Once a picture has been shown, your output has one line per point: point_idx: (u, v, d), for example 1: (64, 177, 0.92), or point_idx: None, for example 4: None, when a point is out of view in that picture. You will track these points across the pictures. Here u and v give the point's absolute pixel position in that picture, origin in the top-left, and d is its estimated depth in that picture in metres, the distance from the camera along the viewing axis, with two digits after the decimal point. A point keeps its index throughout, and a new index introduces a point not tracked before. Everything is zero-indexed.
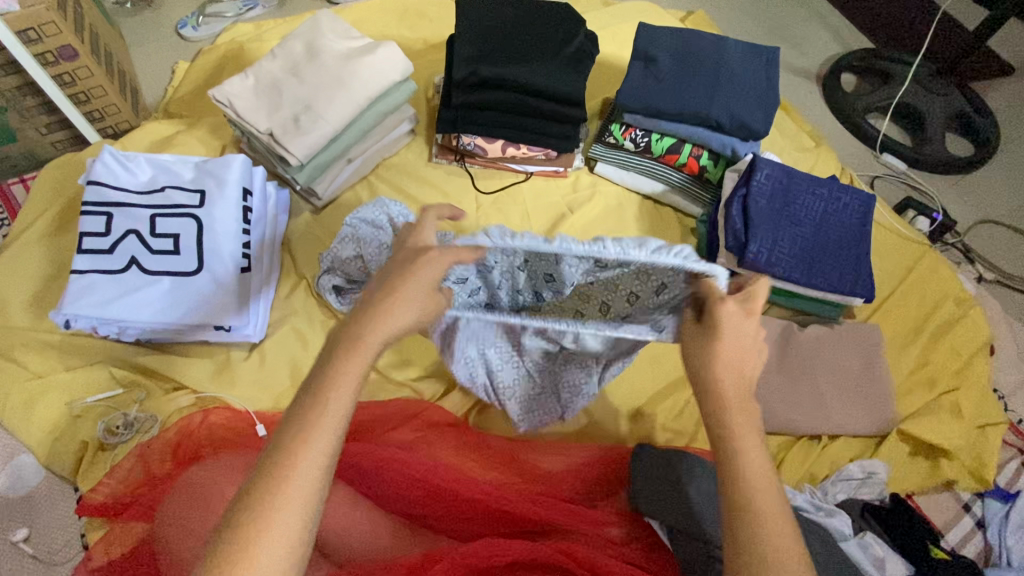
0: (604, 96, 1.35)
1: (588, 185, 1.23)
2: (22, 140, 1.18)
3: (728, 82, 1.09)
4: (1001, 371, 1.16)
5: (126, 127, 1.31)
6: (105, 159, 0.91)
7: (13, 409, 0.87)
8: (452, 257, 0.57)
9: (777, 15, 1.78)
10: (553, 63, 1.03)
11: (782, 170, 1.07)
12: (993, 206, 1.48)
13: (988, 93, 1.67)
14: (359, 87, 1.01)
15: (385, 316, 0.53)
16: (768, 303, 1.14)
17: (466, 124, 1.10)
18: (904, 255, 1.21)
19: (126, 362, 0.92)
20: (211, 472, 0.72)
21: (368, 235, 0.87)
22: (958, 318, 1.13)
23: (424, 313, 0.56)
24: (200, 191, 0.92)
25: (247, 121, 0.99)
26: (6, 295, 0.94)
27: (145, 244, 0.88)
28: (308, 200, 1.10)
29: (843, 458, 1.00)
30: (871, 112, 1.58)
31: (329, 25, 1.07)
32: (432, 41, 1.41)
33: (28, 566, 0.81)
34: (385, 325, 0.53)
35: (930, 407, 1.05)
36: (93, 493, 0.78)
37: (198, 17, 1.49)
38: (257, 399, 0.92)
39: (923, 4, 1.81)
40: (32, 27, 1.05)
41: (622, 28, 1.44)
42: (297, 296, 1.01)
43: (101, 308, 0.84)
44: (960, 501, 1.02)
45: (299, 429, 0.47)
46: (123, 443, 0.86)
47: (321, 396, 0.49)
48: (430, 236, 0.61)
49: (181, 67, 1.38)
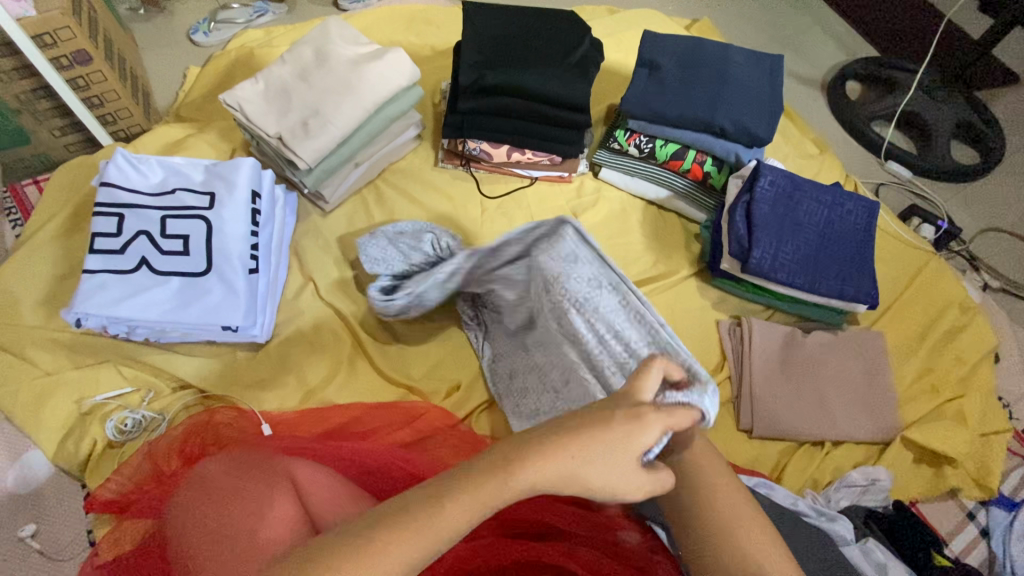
0: (609, 103, 1.36)
1: (592, 191, 1.24)
2: (36, 143, 1.20)
3: (732, 88, 1.10)
4: (1006, 380, 1.15)
5: (138, 130, 1.33)
6: (117, 161, 0.93)
7: (23, 407, 0.89)
8: (663, 429, 0.54)
9: (782, 23, 1.79)
10: (558, 69, 1.04)
11: (786, 176, 1.07)
12: (998, 214, 1.48)
13: (993, 101, 1.68)
14: (367, 92, 1.03)
15: (571, 460, 0.51)
16: (769, 310, 1.15)
17: (472, 129, 1.11)
18: (908, 262, 1.21)
19: (135, 361, 0.94)
20: (219, 470, 0.73)
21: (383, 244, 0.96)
22: (963, 326, 1.13)
23: (616, 478, 0.53)
24: (210, 193, 0.94)
25: (257, 125, 1.01)
26: (19, 294, 0.96)
27: (156, 244, 0.90)
28: (315, 203, 1.12)
29: (845, 464, 1.00)
30: (875, 119, 1.59)
31: (338, 31, 1.09)
32: (439, 48, 1.43)
33: (35, 561, 0.82)
34: (564, 468, 0.51)
35: (934, 415, 1.05)
36: (102, 489, 0.79)
37: (210, 23, 1.51)
38: (263, 399, 0.93)
39: (927, 13, 1.82)
40: (48, 32, 1.07)
41: (627, 35, 1.46)
42: (304, 299, 1.03)
43: (111, 307, 0.86)
44: (964, 509, 1.01)
45: (406, 525, 0.50)
46: (131, 441, 0.87)
47: (442, 501, 0.51)
48: (650, 389, 0.56)
49: (192, 72, 1.40)
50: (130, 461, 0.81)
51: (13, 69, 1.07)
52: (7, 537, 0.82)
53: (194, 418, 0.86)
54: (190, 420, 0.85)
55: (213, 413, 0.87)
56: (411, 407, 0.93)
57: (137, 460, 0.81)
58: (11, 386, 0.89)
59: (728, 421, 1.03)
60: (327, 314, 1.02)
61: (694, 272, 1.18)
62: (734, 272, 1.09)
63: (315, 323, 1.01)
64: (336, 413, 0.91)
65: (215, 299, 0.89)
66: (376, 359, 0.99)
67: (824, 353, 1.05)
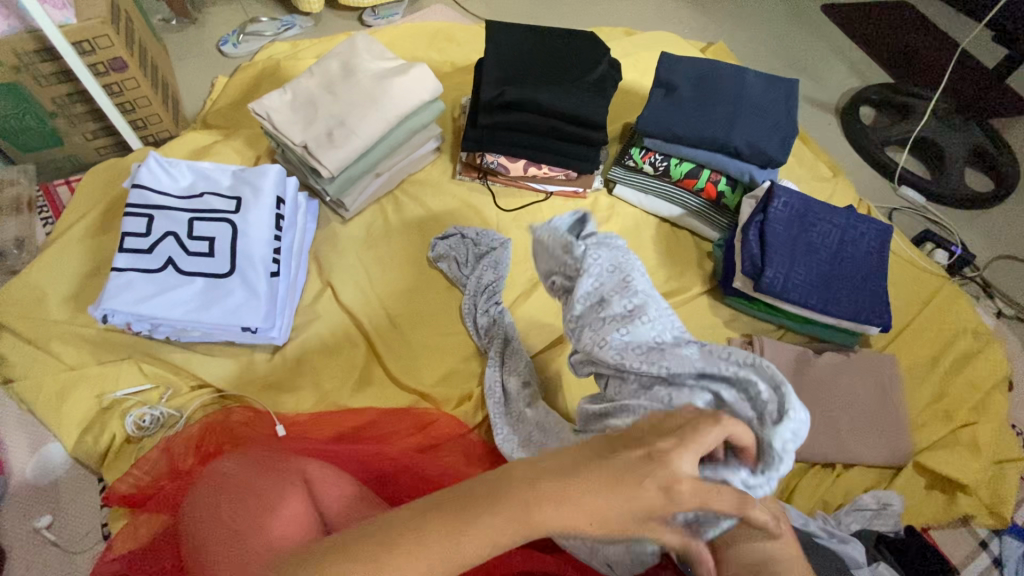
0: (625, 121, 1.39)
1: (607, 207, 1.26)
2: (68, 144, 1.24)
3: (747, 110, 1.12)
4: (1021, 408, 1.14)
5: (166, 136, 1.37)
6: (149, 163, 0.96)
7: (46, 399, 0.91)
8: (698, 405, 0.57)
9: (796, 48, 1.82)
10: (577, 87, 1.07)
11: (800, 198, 1.09)
12: (1012, 241, 1.47)
13: (1007, 129, 1.69)
14: (391, 104, 1.06)
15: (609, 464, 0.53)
16: (782, 329, 1.16)
17: (491, 144, 1.14)
18: (921, 286, 1.21)
19: (156, 359, 0.96)
20: (236, 467, 0.74)
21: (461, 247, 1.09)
22: (976, 352, 1.12)
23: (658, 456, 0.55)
24: (236, 197, 0.96)
25: (284, 134, 1.04)
26: (46, 289, 0.98)
27: (182, 245, 0.92)
28: (336, 211, 1.14)
29: (857, 487, 1.00)
30: (888, 145, 1.59)
31: (365, 46, 1.13)
32: (460, 64, 1.47)
33: (48, 553, 0.82)
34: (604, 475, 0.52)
35: (947, 440, 1.04)
36: (121, 480, 0.82)
37: (239, 35, 1.56)
38: (278, 401, 0.95)
39: (940, 43, 1.85)
40: (86, 39, 1.12)
41: (644, 56, 1.49)
42: (321, 304, 1.05)
43: (136, 305, 0.88)
44: (977, 538, 1.00)
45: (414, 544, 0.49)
46: (148, 437, 0.89)
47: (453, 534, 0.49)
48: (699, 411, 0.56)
49: (221, 81, 1.45)
50: (149, 456, 0.83)
51: (51, 73, 1.12)
52: (21, 527, 0.83)
53: (212, 416, 0.88)
54: (207, 419, 0.86)
55: (230, 411, 0.89)
56: (423, 413, 0.94)
57: (155, 456, 0.82)
58: (35, 378, 0.92)
59: None
60: (344, 319, 1.04)
61: (706, 290, 1.19)
62: (746, 291, 1.10)
63: (330, 327, 1.03)
64: (349, 416, 0.92)
65: (236, 300, 0.91)
66: (389, 365, 1.00)
67: (834, 375, 1.05)
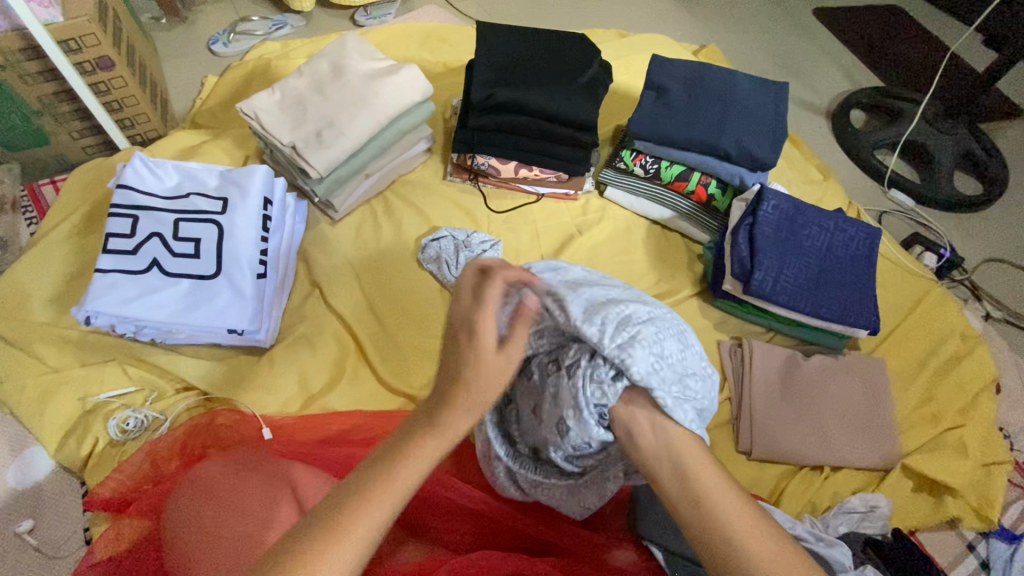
0: (616, 123, 1.39)
1: (598, 209, 1.26)
2: (54, 144, 1.23)
3: (737, 113, 1.12)
4: (1009, 411, 1.15)
5: (154, 135, 1.36)
6: (134, 163, 0.95)
7: (29, 402, 0.90)
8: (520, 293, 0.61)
9: (788, 51, 1.83)
10: (567, 89, 1.07)
11: (789, 201, 1.09)
12: (1000, 244, 1.48)
13: (996, 133, 1.70)
14: (380, 105, 1.05)
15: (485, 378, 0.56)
16: (772, 332, 1.16)
17: (481, 145, 1.13)
18: (910, 289, 1.22)
19: (141, 361, 0.95)
20: (220, 471, 0.73)
21: (450, 248, 1.09)
22: (963, 355, 1.13)
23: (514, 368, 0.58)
24: (223, 198, 0.96)
25: (272, 134, 1.03)
26: (30, 290, 0.97)
27: (167, 246, 0.91)
28: (325, 212, 1.13)
29: (845, 490, 1.00)
30: (879, 148, 1.61)
31: (354, 46, 1.12)
32: (451, 65, 1.46)
33: (30, 558, 0.81)
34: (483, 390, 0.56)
35: (935, 443, 1.04)
36: (102, 487, 0.79)
37: (229, 34, 1.55)
38: (264, 403, 0.94)
39: (930, 47, 1.86)
40: (72, 38, 1.11)
41: (636, 59, 1.49)
42: (309, 306, 1.05)
43: (120, 306, 0.87)
44: (964, 540, 1.00)
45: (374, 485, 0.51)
46: (132, 440, 0.88)
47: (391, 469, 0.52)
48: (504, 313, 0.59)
49: (210, 80, 1.43)
50: (132, 462, 0.81)
51: (37, 72, 1.11)
52: (3, 532, 0.82)
53: (199, 418, 0.86)
54: (192, 421, 0.85)
55: (216, 413, 0.88)
56: None
57: (139, 460, 0.81)
58: (17, 381, 0.90)
59: (727, 443, 1.03)
60: (332, 321, 1.04)
61: (696, 292, 1.19)
62: (736, 293, 1.10)
63: (318, 329, 1.02)
64: (336, 419, 0.91)
65: (222, 302, 0.90)
66: (378, 367, 0.99)
67: (823, 377, 1.05)
